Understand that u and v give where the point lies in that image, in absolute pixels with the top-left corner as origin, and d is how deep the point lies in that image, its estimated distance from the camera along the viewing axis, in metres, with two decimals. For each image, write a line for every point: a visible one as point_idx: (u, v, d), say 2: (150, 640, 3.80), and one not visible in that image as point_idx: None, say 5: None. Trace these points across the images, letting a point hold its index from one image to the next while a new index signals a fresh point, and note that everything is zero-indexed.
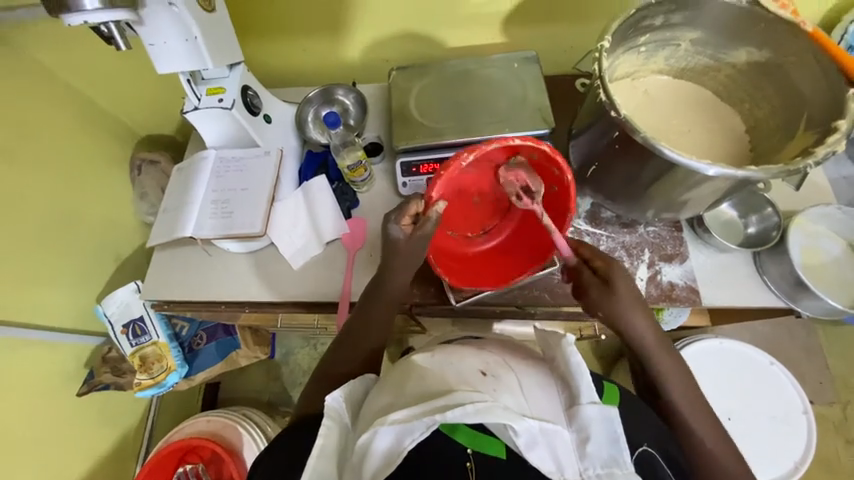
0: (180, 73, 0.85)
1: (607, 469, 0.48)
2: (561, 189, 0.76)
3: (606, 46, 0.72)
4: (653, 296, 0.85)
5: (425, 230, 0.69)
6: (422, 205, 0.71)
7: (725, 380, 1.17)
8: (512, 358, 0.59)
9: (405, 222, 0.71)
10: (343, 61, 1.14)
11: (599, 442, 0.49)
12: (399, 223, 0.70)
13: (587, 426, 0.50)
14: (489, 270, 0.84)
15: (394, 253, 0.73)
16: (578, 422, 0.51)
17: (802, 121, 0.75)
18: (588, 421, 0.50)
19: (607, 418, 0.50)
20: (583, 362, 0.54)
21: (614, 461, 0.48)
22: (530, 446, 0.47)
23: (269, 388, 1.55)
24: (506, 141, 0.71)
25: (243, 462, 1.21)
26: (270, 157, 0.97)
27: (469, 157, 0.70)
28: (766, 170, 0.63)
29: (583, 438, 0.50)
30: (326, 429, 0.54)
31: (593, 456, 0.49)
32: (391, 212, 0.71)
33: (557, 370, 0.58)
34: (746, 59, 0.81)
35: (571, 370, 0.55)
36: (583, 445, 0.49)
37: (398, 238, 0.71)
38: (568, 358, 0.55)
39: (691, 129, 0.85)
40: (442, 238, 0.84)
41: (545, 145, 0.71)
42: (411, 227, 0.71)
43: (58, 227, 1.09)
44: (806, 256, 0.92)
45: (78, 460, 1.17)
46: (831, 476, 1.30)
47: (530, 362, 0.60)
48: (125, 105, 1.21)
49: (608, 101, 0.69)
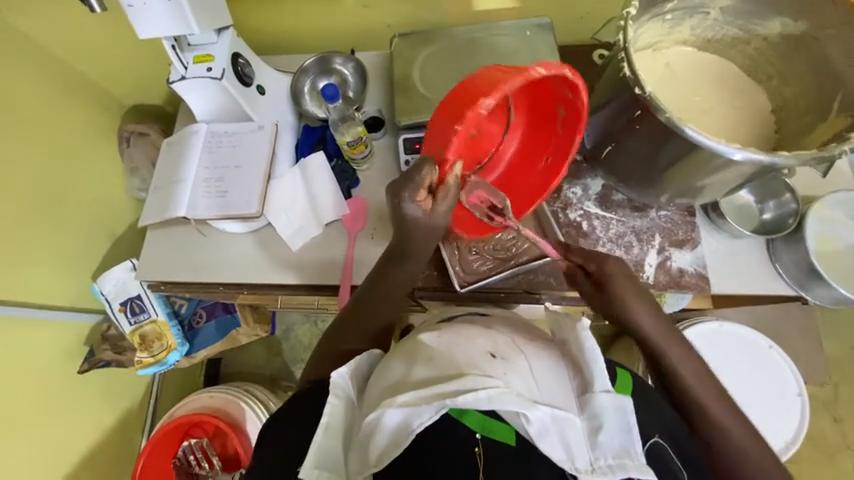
0: (164, 39, 0.78)
1: (618, 460, 0.47)
2: (573, 114, 0.69)
3: (632, 14, 0.66)
4: (661, 283, 0.83)
5: (442, 208, 0.62)
6: (437, 176, 0.61)
7: (726, 363, 1.16)
8: (521, 340, 0.56)
9: (420, 198, 0.61)
10: (342, 26, 1.05)
11: (611, 432, 0.48)
12: (415, 200, 0.61)
13: (599, 415, 0.49)
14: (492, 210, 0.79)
15: (408, 233, 0.65)
16: (590, 410, 0.50)
17: (836, 102, 0.72)
18: (601, 409, 0.49)
19: (620, 408, 0.49)
20: (598, 348, 0.53)
21: (625, 452, 0.47)
22: (541, 434, 0.45)
23: (271, 363, 1.56)
24: (529, 73, 0.58)
25: (247, 437, 1.23)
26: (264, 132, 0.92)
27: (490, 101, 0.57)
28: (797, 157, 0.60)
29: (594, 427, 0.49)
30: (331, 406, 0.54)
31: (605, 446, 0.48)
32: (403, 190, 0.60)
33: (569, 354, 0.56)
34: (780, 31, 0.76)
35: (585, 357, 0.53)
36: (595, 434, 0.48)
37: (418, 219, 0.63)
38: (582, 344, 0.54)
39: (714, 107, 0.80)
40: None
41: (568, 70, 0.61)
42: (428, 201, 0.62)
43: (45, 203, 1.05)
44: (821, 244, 0.90)
45: (84, 434, 1.19)
46: (815, 452, 1.34)
47: (540, 343, 0.58)
48: (109, 71, 1.13)
49: (632, 77, 0.65)
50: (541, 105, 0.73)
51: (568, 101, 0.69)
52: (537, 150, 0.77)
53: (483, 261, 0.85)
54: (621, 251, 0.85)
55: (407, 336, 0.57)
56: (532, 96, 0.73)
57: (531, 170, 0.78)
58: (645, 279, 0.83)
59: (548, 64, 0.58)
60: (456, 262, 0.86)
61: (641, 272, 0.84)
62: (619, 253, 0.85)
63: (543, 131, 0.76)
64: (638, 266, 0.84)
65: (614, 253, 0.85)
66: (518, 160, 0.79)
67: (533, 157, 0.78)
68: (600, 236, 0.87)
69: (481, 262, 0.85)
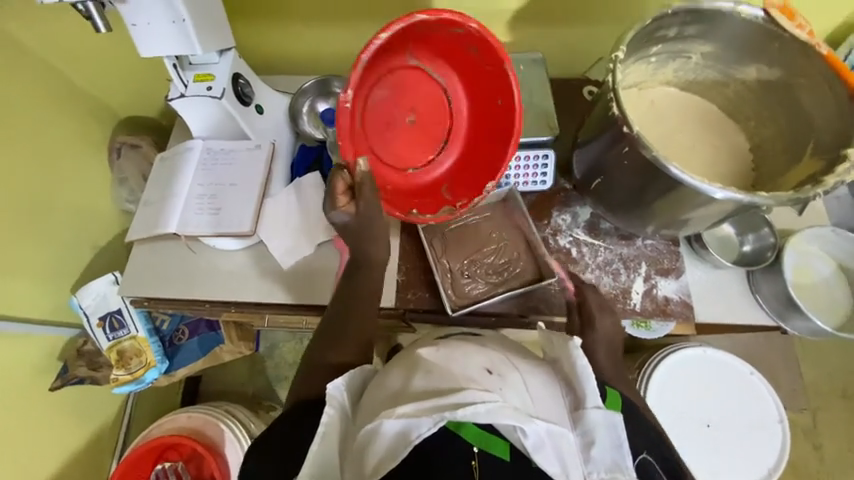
0: (165, 57, 0.80)
1: (610, 474, 0.48)
2: (480, 43, 0.78)
3: (620, 57, 0.70)
4: (647, 311, 0.85)
5: (362, 196, 0.69)
6: (348, 177, 0.71)
7: (709, 389, 1.17)
8: (517, 358, 0.55)
9: (342, 204, 0.70)
10: (341, 51, 1.08)
11: (603, 447, 0.49)
12: (338, 207, 0.70)
13: (592, 430, 0.50)
14: (465, 171, 0.87)
15: (356, 237, 0.72)
16: (583, 425, 0.50)
17: (809, 145, 0.76)
18: (593, 425, 0.50)
19: (611, 424, 0.50)
20: (589, 366, 0.54)
21: (617, 466, 0.48)
22: (537, 448, 0.45)
23: (254, 382, 1.51)
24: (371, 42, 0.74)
25: (224, 461, 1.17)
26: (261, 150, 0.92)
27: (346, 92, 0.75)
28: (775, 197, 0.64)
29: (587, 442, 0.49)
30: (327, 417, 0.52)
31: (597, 460, 0.48)
32: (325, 203, 0.71)
33: (561, 371, 0.56)
34: (756, 76, 0.80)
35: (577, 373, 0.54)
36: (588, 449, 0.49)
37: (347, 221, 0.70)
38: (573, 362, 0.54)
39: (696, 145, 0.84)
40: (400, 176, 0.86)
41: (416, 15, 0.73)
42: (350, 203, 0.70)
43: (25, 211, 1.01)
44: (797, 275, 0.95)
45: (52, 457, 1.13)
46: (797, 478, 1.36)
47: (534, 362, 0.57)
48: (104, 84, 1.13)
49: (621, 116, 0.68)
50: (459, 56, 0.84)
51: (468, 38, 0.79)
52: (490, 95, 0.84)
53: (475, 285, 0.86)
54: (608, 277, 0.87)
55: (407, 347, 0.56)
56: (447, 56, 0.85)
57: (492, 115, 0.85)
58: (631, 305, 0.85)
59: (386, 28, 0.74)
60: (448, 285, 0.86)
61: (628, 299, 0.86)
62: (607, 280, 0.87)
63: (477, 77, 0.84)
64: (625, 293, 0.86)
65: (601, 280, 0.87)
66: (479, 119, 0.86)
67: (487, 106, 0.85)
68: (588, 262, 0.89)
69: (474, 286, 0.86)
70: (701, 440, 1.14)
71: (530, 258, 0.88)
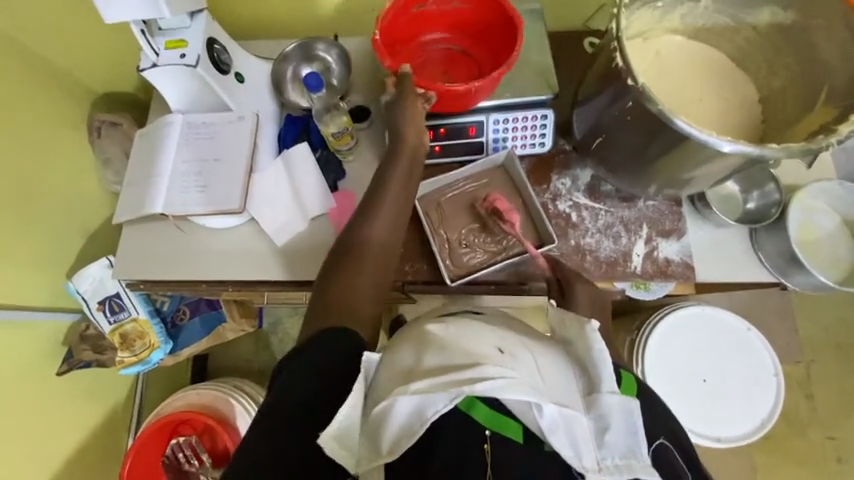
0: (132, 23, 0.73)
1: (625, 460, 0.48)
2: None
3: (625, 2, 0.65)
4: (647, 272, 0.84)
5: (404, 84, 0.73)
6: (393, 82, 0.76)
7: (708, 346, 1.19)
8: (531, 341, 0.54)
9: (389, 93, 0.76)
10: (326, 11, 1.01)
11: (617, 432, 0.48)
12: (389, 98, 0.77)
13: (605, 415, 0.49)
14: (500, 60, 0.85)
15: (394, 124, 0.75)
16: (596, 409, 0.50)
17: (822, 95, 0.73)
18: (607, 410, 0.50)
19: (626, 410, 0.49)
20: (605, 350, 0.53)
21: (631, 453, 0.48)
22: (551, 430, 0.45)
23: (259, 357, 1.53)
24: None
25: (237, 432, 1.21)
26: (245, 122, 0.88)
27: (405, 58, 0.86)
28: (786, 150, 0.61)
29: (600, 428, 0.49)
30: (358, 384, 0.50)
31: (611, 446, 0.48)
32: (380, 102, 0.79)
33: (574, 354, 0.56)
34: (769, 20, 0.76)
35: (592, 358, 0.53)
36: (602, 434, 0.48)
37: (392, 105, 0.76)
38: (589, 345, 0.54)
39: (703, 98, 0.80)
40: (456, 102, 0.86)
41: None
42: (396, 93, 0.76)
43: (12, 197, 0.99)
44: (802, 232, 0.93)
45: (68, 436, 1.16)
46: (789, 427, 1.41)
47: (544, 342, 0.56)
48: (76, 57, 1.06)
49: (625, 68, 0.64)
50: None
51: None
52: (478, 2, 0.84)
53: (473, 255, 0.85)
54: (609, 241, 0.86)
55: (415, 322, 0.55)
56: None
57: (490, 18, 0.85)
58: (631, 268, 0.84)
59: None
60: (446, 256, 0.85)
61: (629, 262, 0.84)
62: (607, 244, 0.86)
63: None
64: (626, 257, 0.85)
65: (602, 243, 0.86)
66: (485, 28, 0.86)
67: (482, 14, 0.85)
68: (588, 226, 0.87)
69: (472, 255, 0.85)
70: (698, 394, 1.17)
71: (528, 224, 0.86)
